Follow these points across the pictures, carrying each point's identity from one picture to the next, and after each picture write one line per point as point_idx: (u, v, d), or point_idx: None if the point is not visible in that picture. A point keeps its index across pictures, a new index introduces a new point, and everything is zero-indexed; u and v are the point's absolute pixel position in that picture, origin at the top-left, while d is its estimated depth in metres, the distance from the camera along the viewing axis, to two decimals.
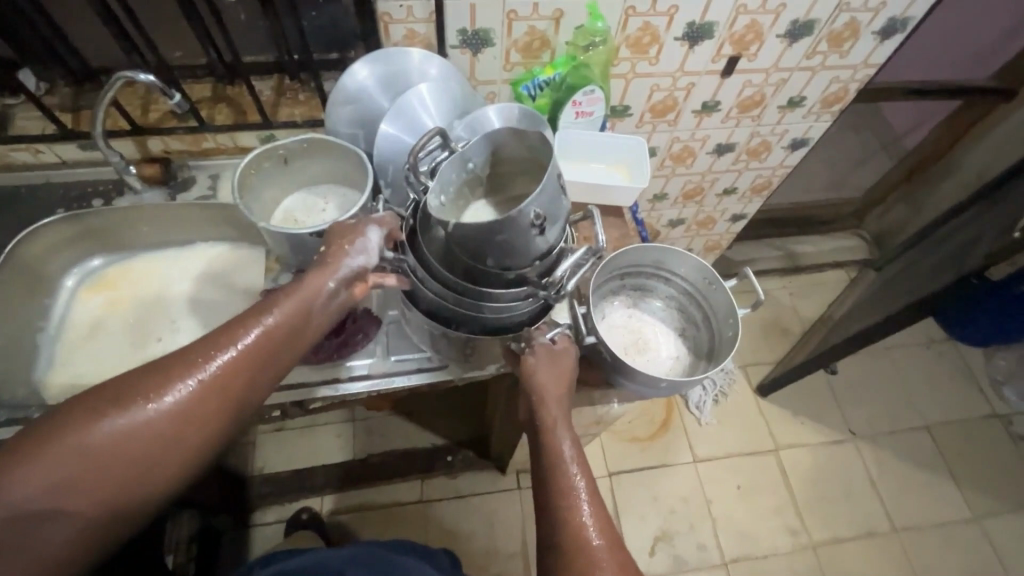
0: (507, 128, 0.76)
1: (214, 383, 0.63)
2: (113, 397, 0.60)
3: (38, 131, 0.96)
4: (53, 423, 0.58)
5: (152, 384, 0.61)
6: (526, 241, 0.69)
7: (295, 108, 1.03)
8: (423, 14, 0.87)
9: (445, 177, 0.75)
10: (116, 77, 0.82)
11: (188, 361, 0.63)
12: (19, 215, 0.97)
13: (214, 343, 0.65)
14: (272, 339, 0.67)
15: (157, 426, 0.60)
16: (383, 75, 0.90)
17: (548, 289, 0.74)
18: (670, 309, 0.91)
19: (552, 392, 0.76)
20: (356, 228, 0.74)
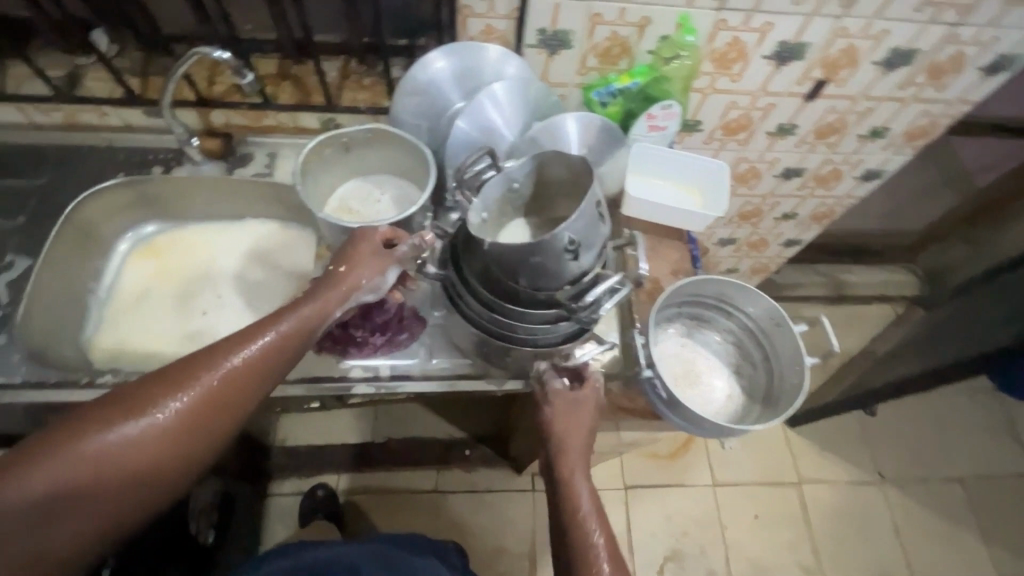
0: (554, 149, 0.72)
1: (223, 390, 0.62)
2: (121, 402, 0.59)
3: (105, 94, 0.95)
4: (62, 427, 0.56)
5: (164, 389, 0.60)
6: (559, 265, 0.65)
7: (359, 93, 1.00)
8: (505, 9, 0.83)
9: (490, 194, 0.73)
10: (194, 52, 0.82)
11: (201, 366, 0.62)
12: (80, 175, 0.97)
13: (226, 348, 0.64)
14: (284, 347, 0.67)
15: (165, 432, 0.59)
16: (454, 70, 0.87)
17: (583, 313, 0.69)
18: (726, 344, 0.86)
19: (572, 438, 0.74)
20: (383, 259, 0.72)
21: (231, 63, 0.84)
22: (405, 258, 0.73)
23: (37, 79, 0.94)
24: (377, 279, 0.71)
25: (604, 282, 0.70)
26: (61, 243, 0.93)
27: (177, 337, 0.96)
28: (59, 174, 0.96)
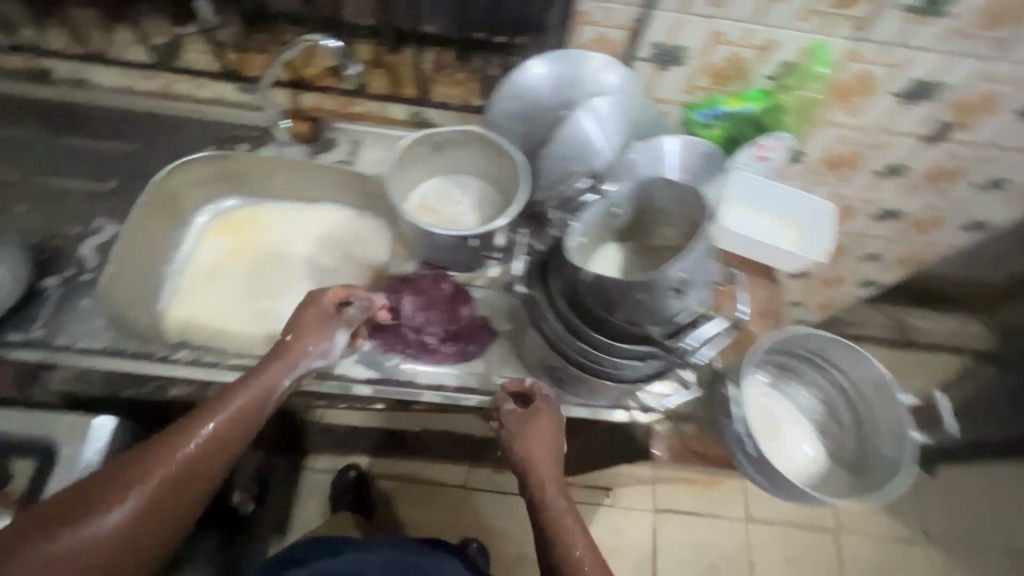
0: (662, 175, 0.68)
1: (176, 480, 0.63)
2: (60, 510, 0.58)
3: (205, 68, 0.96)
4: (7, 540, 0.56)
5: (114, 487, 0.60)
6: (658, 301, 0.60)
7: (451, 88, 0.98)
8: (622, 20, 0.78)
9: (590, 218, 0.69)
10: (303, 38, 0.84)
11: (153, 456, 0.63)
12: (170, 145, 0.97)
13: (177, 436, 0.65)
14: (234, 427, 0.67)
15: (117, 533, 0.59)
16: (557, 78, 0.84)
17: (678, 359, 0.64)
18: (813, 400, 0.80)
19: (547, 465, 0.73)
20: (326, 326, 0.76)
21: (338, 52, 0.85)
22: (352, 320, 0.78)
23: (140, 46, 0.95)
24: (323, 347, 0.75)
25: (704, 327, 0.63)
26: (148, 209, 0.93)
27: (246, 316, 0.96)
28: (151, 142, 0.97)
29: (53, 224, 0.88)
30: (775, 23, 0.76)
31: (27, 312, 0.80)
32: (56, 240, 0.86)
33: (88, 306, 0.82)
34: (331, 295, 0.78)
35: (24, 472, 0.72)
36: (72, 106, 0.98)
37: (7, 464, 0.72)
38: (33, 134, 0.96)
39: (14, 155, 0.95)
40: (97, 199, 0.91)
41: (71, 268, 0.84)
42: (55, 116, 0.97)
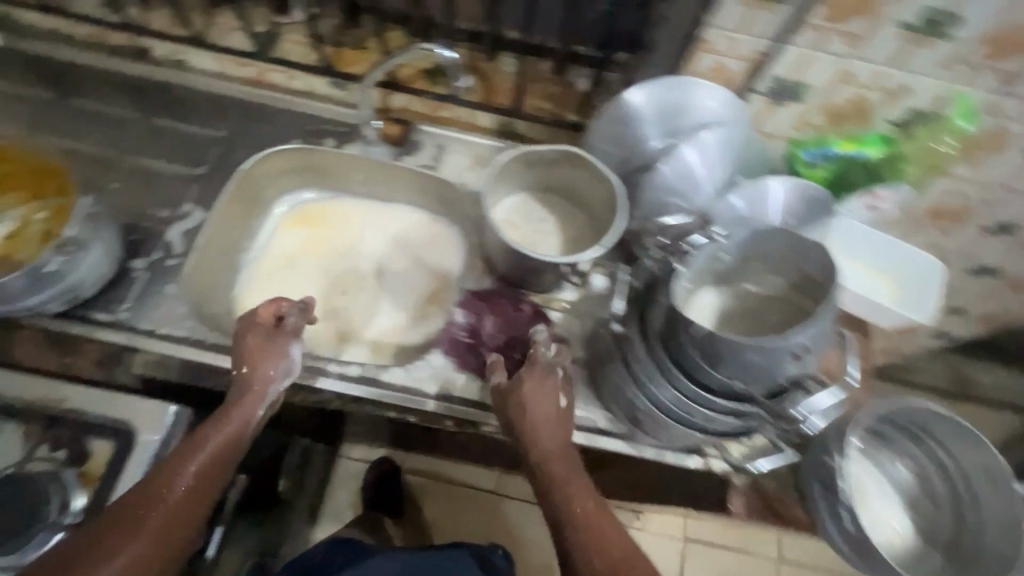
0: (781, 229, 0.63)
1: (166, 524, 0.61)
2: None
3: (300, 59, 0.95)
4: None
5: (102, 545, 0.58)
6: (772, 366, 0.57)
7: (544, 101, 0.94)
8: (748, 51, 0.73)
9: (697, 263, 0.66)
10: (414, 47, 0.82)
11: (135, 506, 0.61)
12: (258, 134, 0.97)
13: (154, 484, 0.62)
14: (216, 464, 0.66)
15: None
16: (664, 106, 0.80)
17: (780, 422, 0.61)
18: (906, 471, 0.76)
19: (540, 427, 0.69)
20: (274, 346, 0.75)
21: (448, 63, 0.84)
22: (297, 331, 0.77)
23: (239, 32, 0.94)
24: (283, 368, 0.74)
25: (814, 396, 0.60)
26: (233, 199, 0.93)
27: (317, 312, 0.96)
28: (240, 129, 0.96)
29: (142, 206, 0.88)
30: (915, 69, 0.71)
31: (114, 294, 0.81)
32: (145, 223, 0.87)
33: (171, 292, 0.83)
34: (263, 312, 0.76)
35: (103, 453, 0.73)
36: (165, 85, 0.98)
37: (87, 444, 0.73)
38: (126, 109, 0.96)
39: (105, 129, 0.94)
40: (185, 183, 0.91)
41: (158, 252, 0.85)
42: (148, 93, 0.97)
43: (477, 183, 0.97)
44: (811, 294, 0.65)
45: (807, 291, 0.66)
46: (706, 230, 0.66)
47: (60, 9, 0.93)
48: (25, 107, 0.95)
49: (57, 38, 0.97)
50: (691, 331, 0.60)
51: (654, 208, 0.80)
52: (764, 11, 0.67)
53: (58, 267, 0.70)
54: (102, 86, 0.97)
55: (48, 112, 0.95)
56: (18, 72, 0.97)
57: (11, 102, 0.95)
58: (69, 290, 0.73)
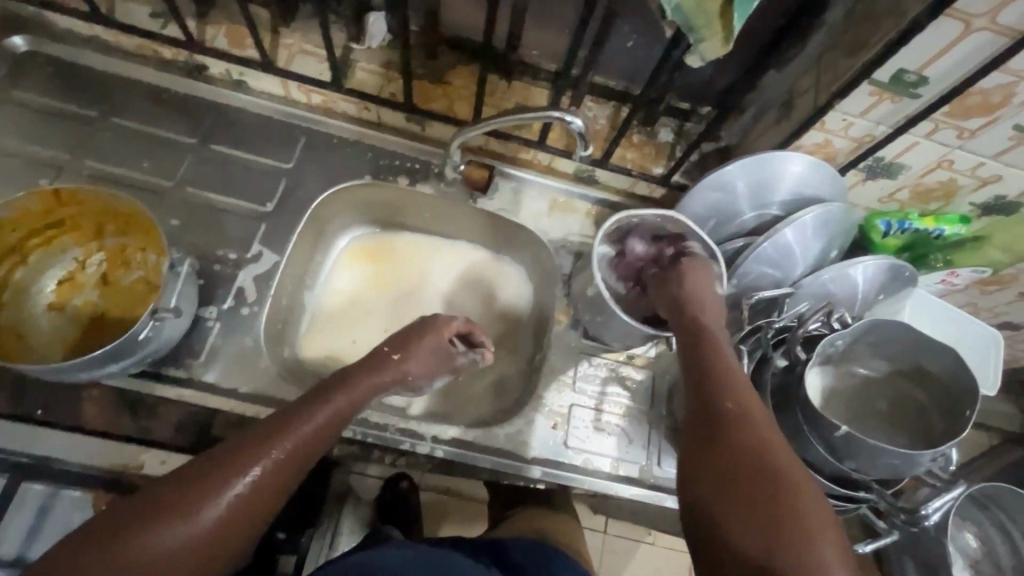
0: (905, 324, 0.66)
1: (283, 466, 0.58)
2: (170, 492, 0.52)
3: (374, 90, 0.89)
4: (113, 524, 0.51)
5: (226, 464, 0.55)
6: (906, 465, 0.61)
7: (628, 151, 0.93)
8: (858, 133, 0.75)
9: (817, 351, 0.68)
10: (541, 112, 0.76)
11: (264, 434, 0.59)
12: (326, 166, 0.90)
13: (287, 419, 0.61)
14: (296, 459, 0.59)
15: (223, 517, 0.53)
16: (762, 179, 0.80)
17: (899, 512, 0.64)
18: (986, 555, 0.80)
19: (695, 304, 0.71)
20: (434, 364, 0.78)
21: (575, 131, 0.77)
22: (456, 367, 0.80)
23: (313, 59, 0.88)
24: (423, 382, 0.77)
25: (941, 494, 0.64)
26: (301, 239, 0.88)
27: None
28: (306, 161, 0.90)
29: (209, 246, 0.82)
30: (1013, 163, 0.73)
31: (188, 346, 0.75)
32: (214, 265, 0.81)
33: (250, 345, 0.77)
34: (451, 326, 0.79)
35: None
36: (222, 107, 0.90)
37: None
38: (181, 134, 0.87)
39: (158, 154, 0.86)
40: (253, 222, 0.85)
41: (230, 299, 0.79)
42: (204, 115, 0.89)
43: (554, 228, 0.94)
44: (925, 387, 0.70)
45: (920, 383, 0.71)
46: (828, 319, 0.69)
47: (109, 19, 0.83)
48: (63, 126, 0.85)
49: (104, 48, 0.88)
50: (831, 425, 0.62)
51: (748, 276, 0.81)
52: (887, 101, 0.69)
53: (149, 333, 0.66)
54: (152, 105, 0.88)
55: (91, 132, 0.85)
56: (54, 84, 0.86)
57: (46, 118, 0.85)
58: (155, 350, 0.69)
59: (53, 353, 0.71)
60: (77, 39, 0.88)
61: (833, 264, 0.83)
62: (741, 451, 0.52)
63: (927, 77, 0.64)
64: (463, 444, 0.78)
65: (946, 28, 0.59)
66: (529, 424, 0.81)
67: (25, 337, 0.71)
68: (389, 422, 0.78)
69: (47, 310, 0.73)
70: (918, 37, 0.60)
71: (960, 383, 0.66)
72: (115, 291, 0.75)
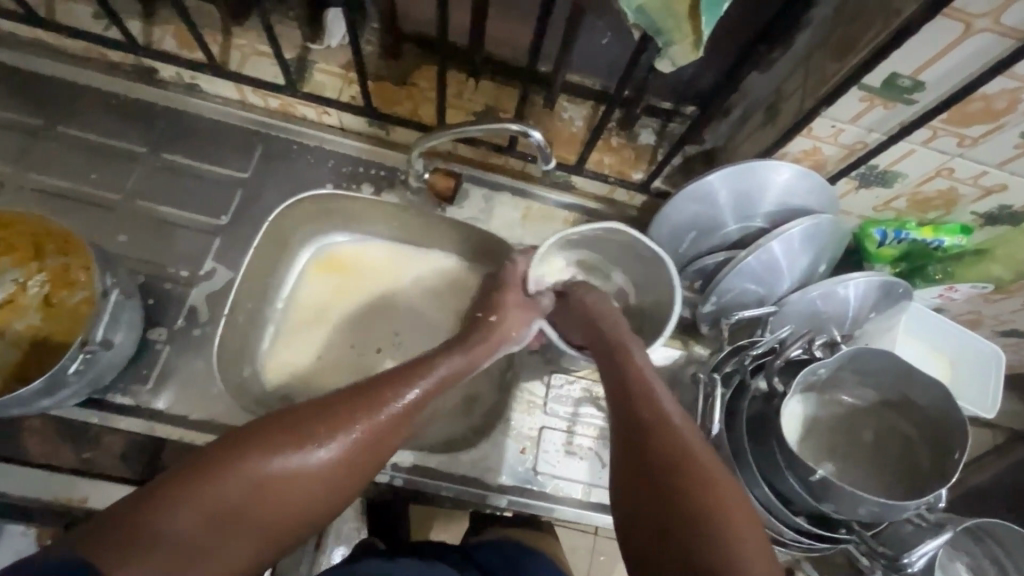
0: (890, 354, 0.61)
1: (392, 423, 0.60)
2: (292, 429, 0.55)
3: (333, 93, 0.84)
4: (236, 449, 0.53)
5: (345, 412, 0.58)
6: (886, 512, 0.56)
7: (606, 155, 0.87)
8: (848, 140, 0.69)
9: (796, 383, 0.63)
10: (502, 124, 0.72)
11: (380, 391, 0.61)
12: (285, 174, 0.86)
13: (402, 379, 0.63)
14: (405, 420, 0.61)
15: (330, 463, 0.55)
16: (746, 189, 0.74)
17: (880, 557, 0.60)
18: None
19: (608, 318, 0.72)
20: (525, 313, 0.76)
21: (536, 145, 0.74)
22: (546, 310, 0.79)
23: (268, 61, 0.83)
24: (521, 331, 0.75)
25: (927, 539, 0.59)
26: (260, 253, 0.84)
27: (350, 375, 0.87)
28: (264, 169, 0.85)
29: (159, 263, 0.78)
30: (1020, 171, 0.66)
31: (136, 370, 0.72)
32: (164, 283, 0.77)
33: (202, 368, 0.74)
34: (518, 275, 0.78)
35: None
36: (175, 112, 0.85)
37: None
38: (130, 142, 0.83)
39: (106, 165, 0.81)
40: (206, 237, 0.80)
41: (181, 320, 0.76)
42: (155, 121, 0.84)
43: (528, 238, 0.89)
44: (912, 419, 0.65)
45: (907, 415, 0.66)
46: (809, 346, 0.64)
47: (51, 21, 0.79)
48: (6, 135, 0.80)
49: (47, 51, 0.83)
50: (807, 467, 0.58)
51: (730, 293, 0.75)
52: (878, 107, 0.63)
53: (79, 367, 0.63)
54: (101, 111, 0.83)
55: (35, 142, 0.81)
56: None
57: None
58: (93, 380, 0.66)
59: None
60: (18, 41, 0.83)
61: (822, 280, 0.78)
62: (660, 453, 0.54)
63: (922, 82, 0.58)
64: (425, 472, 0.75)
65: (942, 30, 0.53)
66: (496, 448, 0.78)
67: None
68: None
69: None
70: (910, 40, 0.54)
71: (949, 418, 0.61)
72: (57, 313, 0.71)
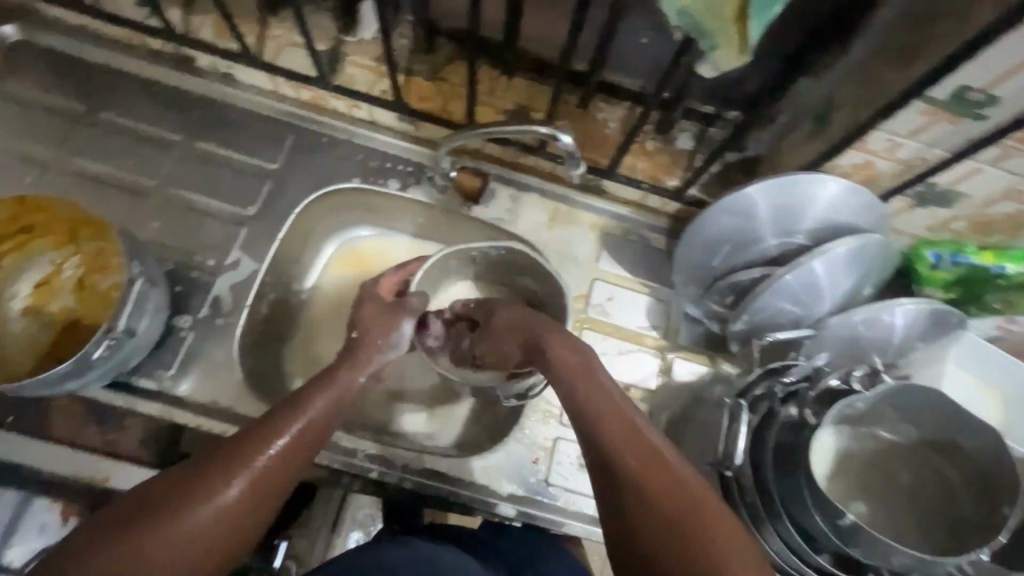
0: (936, 392, 0.57)
1: (291, 453, 0.55)
2: (173, 490, 0.49)
3: (364, 88, 0.84)
4: (111, 528, 0.46)
5: (237, 456, 0.52)
6: (921, 563, 0.52)
7: (639, 160, 0.84)
8: (905, 156, 0.64)
9: (829, 415, 0.59)
10: (531, 126, 0.69)
11: (270, 425, 0.56)
12: (312, 167, 0.85)
13: (290, 411, 0.58)
14: (304, 445, 0.57)
15: (234, 509, 0.50)
16: (786, 204, 0.70)
17: None
18: None
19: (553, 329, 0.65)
20: (389, 319, 0.73)
21: (566, 149, 0.72)
22: (416, 311, 0.75)
23: (303, 53, 0.83)
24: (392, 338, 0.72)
25: None
26: (286, 245, 0.84)
27: None
28: (292, 161, 0.85)
29: (187, 251, 0.79)
30: None
31: (160, 356, 0.74)
32: (190, 271, 0.78)
33: (223, 357, 0.75)
34: (386, 287, 0.79)
35: None
36: (209, 100, 0.86)
37: None
38: (167, 129, 0.84)
39: (142, 152, 0.83)
40: (232, 227, 0.81)
41: (206, 308, 0.77)
42: (190, 109, 0.85)
43: (554, 241, 0.86)
44: (956, 462, 0.61)
45: (951, 457, 0.61)
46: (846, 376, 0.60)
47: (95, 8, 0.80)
48: (51, 120, 0.83)
49: (93, 38, 0.85)
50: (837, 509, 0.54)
51: (764, 312, 0.71)
52: (942, 122, 0.57)
53: (103, 352, 0.64)
54: (138, 97, 0.85)
55: (77, 127, 0.83)
56: (43, 76, 0.84)
57: (35, 110, 0.83)
58: (120, 362, 0.67)
59: (26, 359, 0.71)
60: (66, 28, 0.85)
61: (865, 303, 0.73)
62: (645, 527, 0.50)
63: (995, 96, 0.53)
64: (437, 475, 0.74)
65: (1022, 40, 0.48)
66: (509, 456, 0.76)
67: None
68: (361, 448, 0.74)
69: (23, 315, 0.73)
70: (985, 52, 0.49)
71: (1000, 467, 0.56)
72: (89, 295, 0.74)
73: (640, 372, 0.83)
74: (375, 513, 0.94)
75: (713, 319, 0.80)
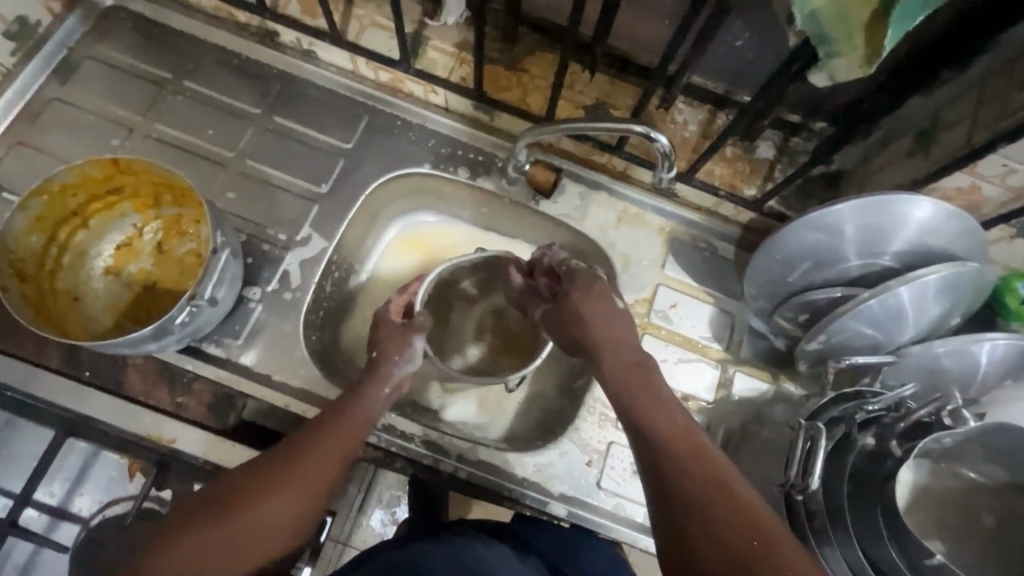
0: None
1: (324, 459, 0.60)
2: (221, 495, 0.56)
3: (443, 73, 0.83)
4: (170, 525, 0.53)
5: (276, 466, 0.58)
6: None
7: (718, 165, 0.81)
8: (1016, 183, 0.61)
9: (917, 449, 0.56)
10: (621, 123, 0.67)
11: (310, 436, 0.61)
12: (384, 149, 0.85)
13: (328, 422, 0.63)
14: (337, 452, 0.61)
15: (275, 510, 0.56)
16: (873, 227, 0.66)
17: None
18: None
19: (603, 339, 0.64)
20: (403, 335, 0.71)
21: (658, 149, 0.69)
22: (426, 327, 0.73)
23: (387, 35, 0.83)
24: (407, 353, 0.70)
25: None
26: (353, 225, 0.84)
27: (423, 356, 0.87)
28: (366, 142, 0.85)
29: (261, 224, 0.80)
30: None
31: (230, 326, 0.75)
32: (263, 244, 0.79)
33: (290, 331, 0.76)
34: (394, 311, 0.74)
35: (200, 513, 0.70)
36: (289, 75, 0.86)
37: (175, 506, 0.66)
38: (246, 102, 0.85)
39: (223, 123, 0.84)
40: (305, 203, 0.82)
41: (275, 282, 0.78)
42: (271, 85, 0.86)
43: (620, 242, 0.84)
44: None
45: None
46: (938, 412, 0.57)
47: None
48: (138, 85, 0.84)
49: (181, 7, 0.87)
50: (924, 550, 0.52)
51: (842, 334, 0.68)
52: None
53: (185, 317, 0.66)
54: (221, 69, 0.86)
55: (162, 95, 0.84)
56: (134, 41, 0.86)
57: (121, 74, 0.85)
58: (194, 329, 0.69)
59: (106, 318, 0.73)
60: None
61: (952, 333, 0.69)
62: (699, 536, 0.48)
63: None
64: (489, 468, 0.74)
65: None
66: (562, 456, 0.75)
67: (79, 302, 0.73)
68: (416, 434, 0.75)
69: (104, 275, 0.75)
70: None
71: None
72: (168, 260, 0.76)
73: (699, 383, 0.81)
74: (400, 495, 0.99)
75: (781, 335, 0.78)
